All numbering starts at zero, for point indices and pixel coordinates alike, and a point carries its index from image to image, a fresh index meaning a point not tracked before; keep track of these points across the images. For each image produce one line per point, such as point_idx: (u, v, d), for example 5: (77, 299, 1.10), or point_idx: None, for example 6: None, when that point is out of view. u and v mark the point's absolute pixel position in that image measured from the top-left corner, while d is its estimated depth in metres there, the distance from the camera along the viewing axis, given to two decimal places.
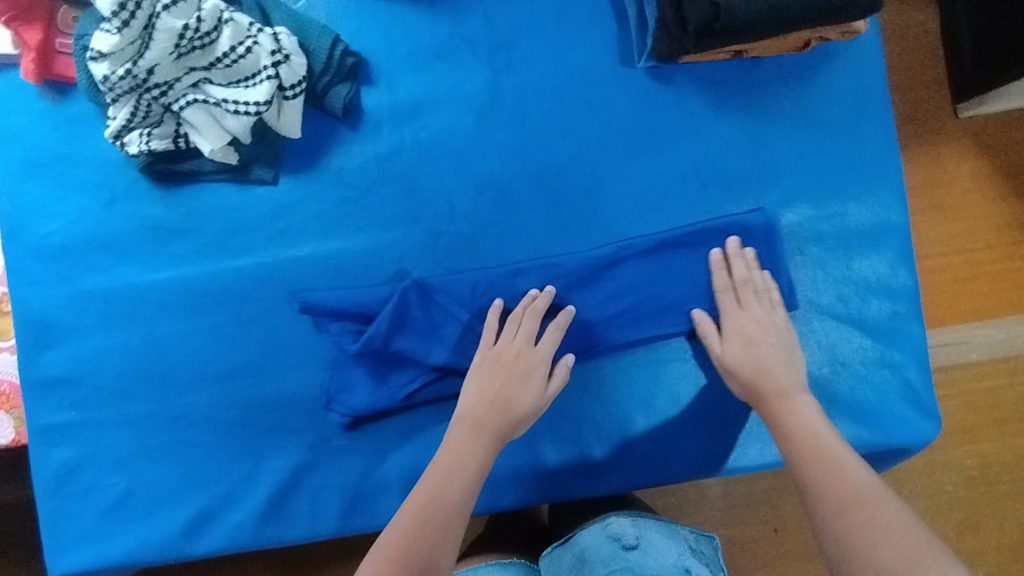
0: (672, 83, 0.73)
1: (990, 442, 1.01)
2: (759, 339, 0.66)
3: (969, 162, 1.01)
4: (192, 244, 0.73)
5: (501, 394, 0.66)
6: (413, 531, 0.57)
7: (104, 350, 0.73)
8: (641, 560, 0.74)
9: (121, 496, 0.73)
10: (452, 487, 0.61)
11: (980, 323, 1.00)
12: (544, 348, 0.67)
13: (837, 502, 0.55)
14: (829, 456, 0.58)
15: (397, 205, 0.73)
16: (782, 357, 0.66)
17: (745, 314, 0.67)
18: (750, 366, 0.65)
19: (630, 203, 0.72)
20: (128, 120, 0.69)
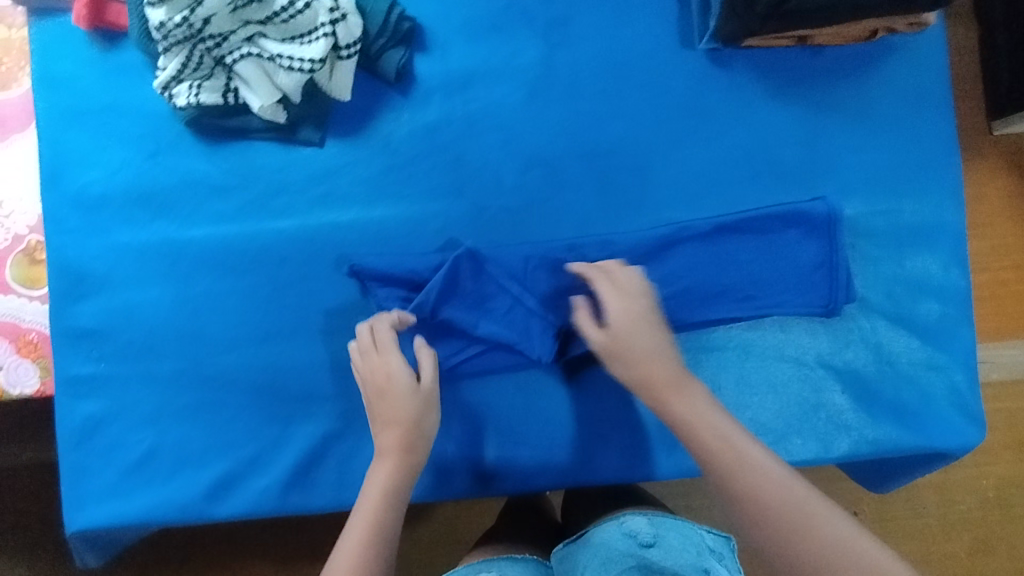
0: (731, 68, 0.72)
1: (1007, 463, 1.02)
2: (626, 322, 0.63)
3: (1002, 178, 1.01)
4: (233, 202, 0.72)
5: (390, 407, 0.64)
6: (359, 554, 0.56)
7: (138, 304, 0.72)
8: (659, 558, 0.70)
9: (145, 454, 0.71)
10: (391, 499, 0.60)
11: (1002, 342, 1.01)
12: (393, 348, 0.65)
13: (782, 530, 0.51)
14: (742, 467, 0.54)
15: (442, 175, 0.72)
16: (657, 338, 0.62)
17: (626, 300, 0.64)
18: (632, 348, 0.61)
19: (682, 187, 0.71)
20: (179, 71, 0.68)
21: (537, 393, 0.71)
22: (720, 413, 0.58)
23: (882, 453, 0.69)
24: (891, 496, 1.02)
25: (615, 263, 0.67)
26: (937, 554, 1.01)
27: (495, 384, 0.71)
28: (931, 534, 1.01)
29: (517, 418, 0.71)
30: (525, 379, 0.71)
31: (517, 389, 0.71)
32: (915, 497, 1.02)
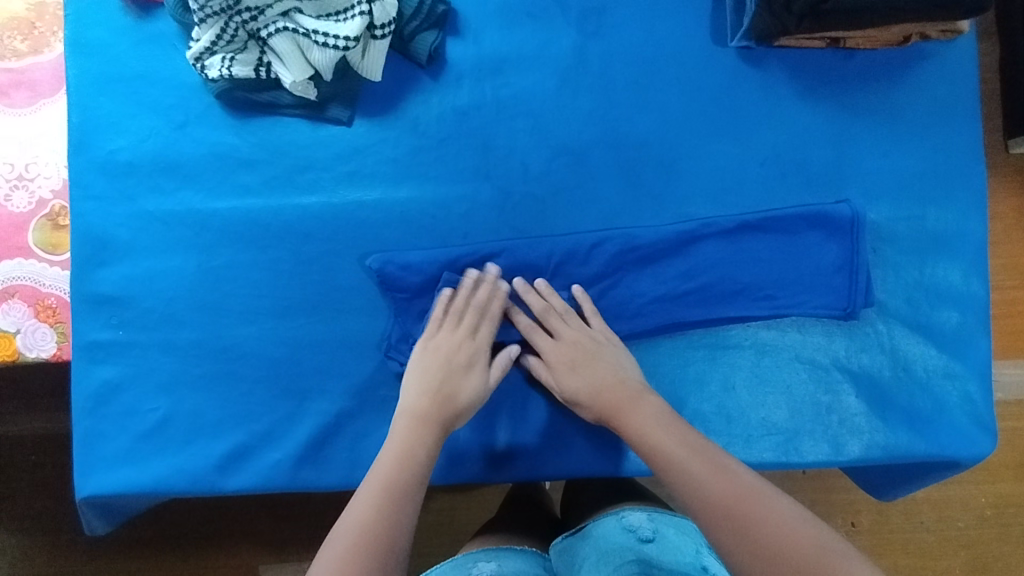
0: (762, 67, 0.72)
1: (1009, 483, 1.03)
2: (581, 357, 0.67)
3: (1014, 199, 1.05)
4: (259, 176, 0.73)
5: (446, 386, 0.66)
6: (371, 517, 0.56)
7: (159, 273, 0.72)
8: (657, 552, 0.71)
9: (160, 423, 0.71)
10: (417, 465, 0.60)
11: (1000, 361, 1.04)
12: (486, 338, 0.69)
13: (726, 513, 0.54)
14: (701, 461, 0.58)
15: (468, 160, 0.72)
16: (609, 365, 0.66)
17: (563, 338, 0.68)
18: (587, 382, 0.66)
19: (708, 183, 0.71)
20: (212, 43, 0.69)
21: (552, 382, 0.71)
22: (672, 419, 0.63)
23: (894, 459, 0.69)
24: (891, 510, 1.02)
25: (546, 286, 0.70)
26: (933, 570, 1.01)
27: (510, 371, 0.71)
28: (927, 551, 1.02)
29: (529, 405, 0.71)
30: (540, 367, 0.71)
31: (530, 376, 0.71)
32: (915, 510, 1.02)
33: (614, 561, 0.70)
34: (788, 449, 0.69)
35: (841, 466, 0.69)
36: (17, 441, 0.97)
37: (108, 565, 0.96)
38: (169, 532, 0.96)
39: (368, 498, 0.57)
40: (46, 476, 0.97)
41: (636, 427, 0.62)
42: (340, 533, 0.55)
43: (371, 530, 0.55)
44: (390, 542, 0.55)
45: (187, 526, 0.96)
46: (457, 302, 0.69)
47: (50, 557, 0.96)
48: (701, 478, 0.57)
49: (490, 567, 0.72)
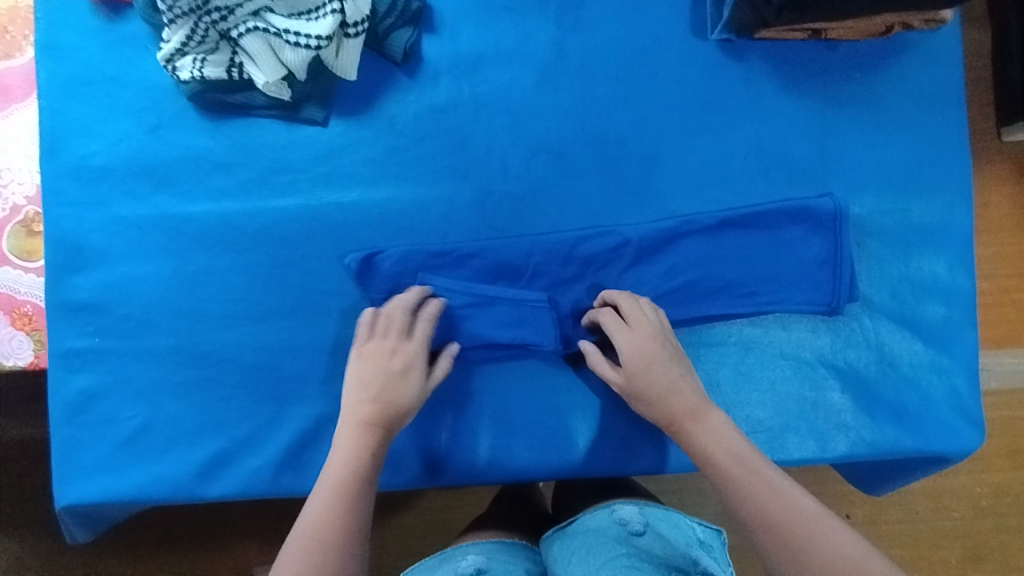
0: (743, 60, 0.71)
1: (1004, 473, 1.02)
2: (653, 361, 0.63)
3: (1007, 187, 1.04)
4: (234, 179, 0.71)
5: (385, 389, 0.63)
6: (321, 527, 0.56)
7: (135, 279, 0.71)
8: (648, 548, 0.70)
9: (139, 430, 0.70)
10: (364, 469, 0.60)
11: (994, 351, 1.03)
12: (417, 341, 0.65)
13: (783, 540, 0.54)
14: (757, 478, 0.57)
15: (447, 159, 0.71)
16: (678, 372, 0.63)
17: (639, 336, 0.64)
18: (660, 390, 0.62)
19: (689, 178, 0.70)
20: (183, 44, 0.68)
21: (537, 381, 0.70)
22: (733, 432, 0.61)
23: (882, 456, 0.68)
24: (885, 501, 1.02)
25: (624, 295, 0.67)
26: (927, 560, 1.01)
27: (493, 372, 0.70)
28: (923, 541, 1.01)
29: (512, 406, 0.70)
30: (525, 368, 0.70)
31: (513, 377, 0.70)
32: (910, 500, 1.02)
33: (603, 557, 0.69)
34: (775, 446, 0.68)
35: (828, 463, 0.68)
36: (3, 448, 0.96)
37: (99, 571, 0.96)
38: (160, 537, 0.96)
39: (320, 501, 0.58)
40: (31, 481, 0.96)
41: (697, 437, 0.61)
42: (292, 543, 0.56)
43: (319, 542, 0.55)
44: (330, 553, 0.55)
45: (179, 529, 0.96)
46: (387, 312, 0.66)
47: (38, 563, 0.96)
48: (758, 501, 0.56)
49: (477, 561, 0.71)
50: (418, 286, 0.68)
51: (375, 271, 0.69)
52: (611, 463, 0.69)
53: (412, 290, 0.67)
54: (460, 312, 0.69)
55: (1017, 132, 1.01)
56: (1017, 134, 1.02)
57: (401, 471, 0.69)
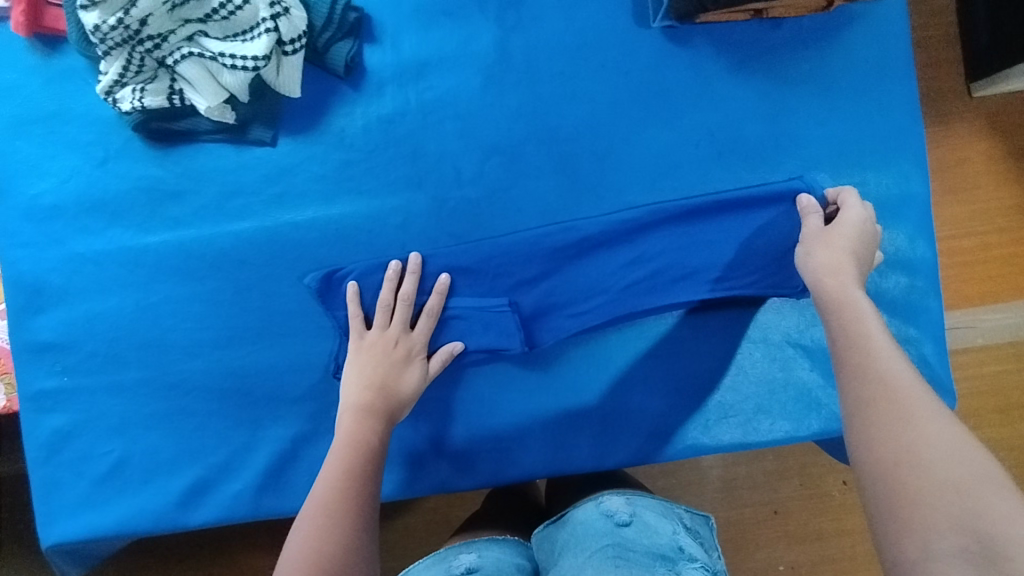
0: (688, 45, 0.70)
1: (996, 428, 1.03)
2: (854, 232, 0.59)
3: (982, 142, 1.04)
4: (187, 207, 0.71)
5: (387, 378, 0.64)
6: (328, 510, 0.55)
7: (98, 315, 0.71)
8: (633, 536, 0.69)
9: (117, 464, 0.71)
10: (371, 450, 0.60)
11: (986, 306, 1.03)
12: (421, 330, 0.67)
13: (883, 414, 0.45)
14: (868, 360, 0.49)
15: (398, 169, 0.70)
16: (852, 249, 0.58)
17: (858, 213, 0.61)
18: (842, 250, 0.58)
19: (644, 169, 0.70)
20: (120, 75, 0.66)
21: (508, 385, 0.70)
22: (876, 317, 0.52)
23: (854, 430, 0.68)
24: None
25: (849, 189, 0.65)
26: None
27: (465, 380, 0.70)
28: None
29: (486, 411, 0.70)
30: (495, 372, 0.70)
31: (483, 382, 0.70)
32: None
33: (590, 546, 0.69)
34: (748, 427, 0.69)
35: (801, 440, 0.69)
36: None
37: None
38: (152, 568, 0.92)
39: (329, 483, 0.57)
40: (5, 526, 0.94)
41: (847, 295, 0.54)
42: (303, 520, 0.55)
43: (332, 514, 0.55)
44: (352, 519, 0.55)
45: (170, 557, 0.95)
46: (387, 298, 0.67)
47: None
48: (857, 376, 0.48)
49: (470, 560, 0.72)
50: (351, 283, 0.68)
51: (335, 290, 0.69)
52: (588, 459, 0.69)
53: (347, 287, 0.68)
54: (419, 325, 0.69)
55: (986, 88, 1.02)
56: (987, 90, 1.02)
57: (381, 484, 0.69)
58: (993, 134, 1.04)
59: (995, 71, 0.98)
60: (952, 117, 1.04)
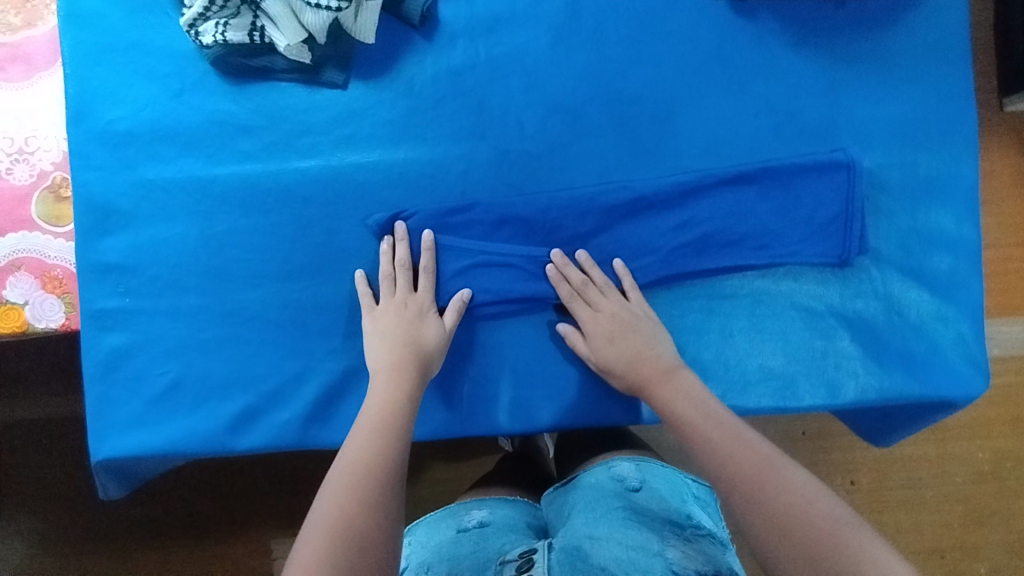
0: (753, 18, 0.72)
1: (1006, 438, 1.06)
2: (618, 331, 0.68)
3: (1010, 157, 1.08)
4: (257, 142, 0.73)
5: (408, 335, 0.68)
6: (358, 465, 0.57)
7: (163, 240, 0.73)
8: (644, 501, 0.72)
9: (171, 386, 0.73)
10: (401, 408, 0.63)
11: (1004, 319, 1.07)
12: (427, 288, 0.70)
13: (741, 490, 0.54)
14: (724, 439, 0.59)
15: (463, 120, 0.73)
16: (647, 334, 0.68)
17: (600, 313, 0.69)
18: (628, 358, 0.67)
19: (702, 135, 0.72)
20: (205, 9, 0.69)
21: (555, 335, 0.72)
22: (704, 395, 0.63)
23: (890, 402, 0.70)
24: (887, 468, 1.05)
25: (586, 258, 0.70)
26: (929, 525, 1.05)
27: (515, 329, 0.72)
28: (924, 504, 1.05)
29: (532, 359, 0.72)
30: (543, 322, 0.72)
31: (532, 331, 0.72)
32: (913, 467, 1.05)
33: (602, 507, 0.71)
34: (787, 393, 0.71)
35: (838, 409, 0.71)
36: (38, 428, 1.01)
37: (124, 534, 1.01)
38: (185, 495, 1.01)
39: (358, 441, 0.59)
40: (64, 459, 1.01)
41: (664, 394, 0.64)
42: (333, 479, 0.56)
43: (360, 467, 0.57)
44: (382, 474, 0.57)
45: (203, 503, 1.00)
46: (387, 269, 0.70)
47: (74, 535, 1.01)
48: (719, 462, 0.57)
49: (482, 515, 0.74)
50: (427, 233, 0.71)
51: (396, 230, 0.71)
52: (626, 413, 0.72)
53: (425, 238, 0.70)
54: (471, 271, 0.71)
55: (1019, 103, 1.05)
56: (1017, 104, 1.06)
57: (425, 422, 0.71)
58: (1020, 148, 1.07)
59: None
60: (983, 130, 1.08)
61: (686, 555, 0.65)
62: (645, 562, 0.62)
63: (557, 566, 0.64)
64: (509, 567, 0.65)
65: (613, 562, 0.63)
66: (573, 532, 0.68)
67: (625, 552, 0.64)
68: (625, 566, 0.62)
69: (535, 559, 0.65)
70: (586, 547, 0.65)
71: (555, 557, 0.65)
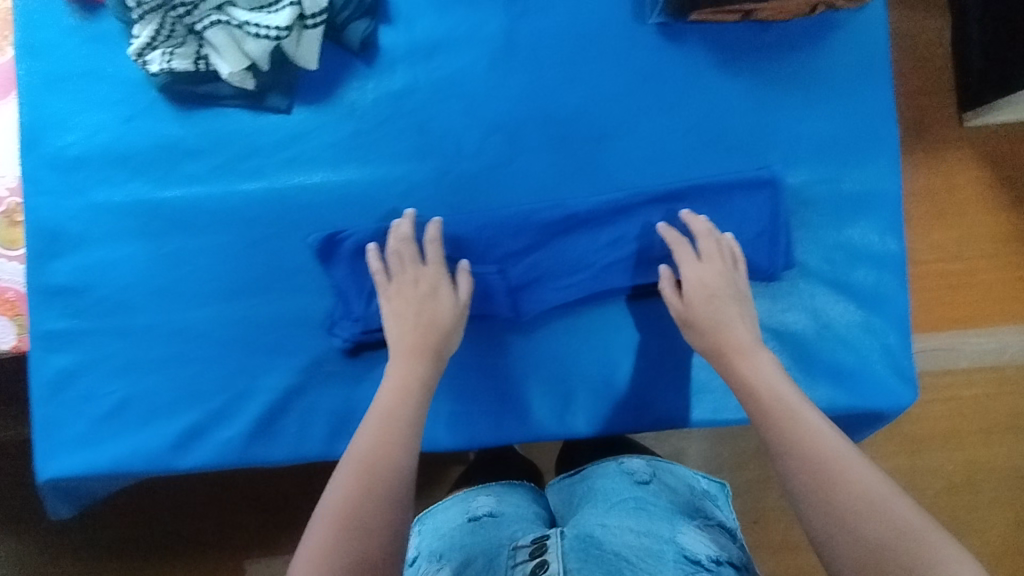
0: (681, 42, 0.75)
1: (977, 449, 1.07)
2: (715, 296, 0.68)
3: (969, 171, 1.08)
4: (203, 166, 0.75)
5: (425, 311, 0.69)
6: (377, 445, 0.59)
7: (112, 262, 0.75)
8: (654, 493, 0.71)
9: (119, 404, 0.74)
10: (414, 397, 0.64)
11: (966, 331, 1.06)
12: (434, 261, 0.71)
13: (813, 473, 0.54)
14: (797, 419, 0.58)
15: (405, 141, 0.75)
16: (737, 311, 0.68)
17: (707, 267, 0.69)
18: (710, 321, 0.67)
19: (634, 155, 0.74)
20: (152, 38, 0.71)
21: (491, 350, 0.74)
22: (779, 374, 0.63)
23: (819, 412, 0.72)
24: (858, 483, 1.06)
25: (690, 215, 0.72)
26: None
27: (453, 345, 0.74)
28: None
29: (469, 374, 0.74)
30: (481, 337, 0.74)
31: (471, 347, 0.74)
32: None
33: (612, 499, 0.70)
34: (719, 405, 0.73)
35: None
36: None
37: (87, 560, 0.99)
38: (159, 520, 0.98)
39: (370, 426, 0.61)
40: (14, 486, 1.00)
41: (743, 367, 0.64)
42: (354, 454, 0.58)
43: (384, 451, 0.58)
44: (397, 460, 0.58)
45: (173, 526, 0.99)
46: (394, 245, 0.71)
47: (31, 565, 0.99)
48: (792, 440, 0.56)
49: (489, 503, 0.74)
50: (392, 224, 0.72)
51: (337, 249, 0.74)
52: (563, 427, 0.73)
53: (369, 249, 0.71)
54: None
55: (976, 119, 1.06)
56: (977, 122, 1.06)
57: None
58: (980, 164, 1.07)
59: (979, 102, 1.03)
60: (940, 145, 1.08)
61: (698, 542, 0.65)
62: (658, 549, 0.62)
63: (570, 553, 0.63)
64: (522, 553, 0.66)
65: (626, 547, 0.63)
66: (585, 521, 0.68)
67: (638, 539, 0.63)
68: (638, 553, 0.62)
69: (548, 545, 0.65)
70: (598, 534, 0.65)
71: (569, 543, 0.65)
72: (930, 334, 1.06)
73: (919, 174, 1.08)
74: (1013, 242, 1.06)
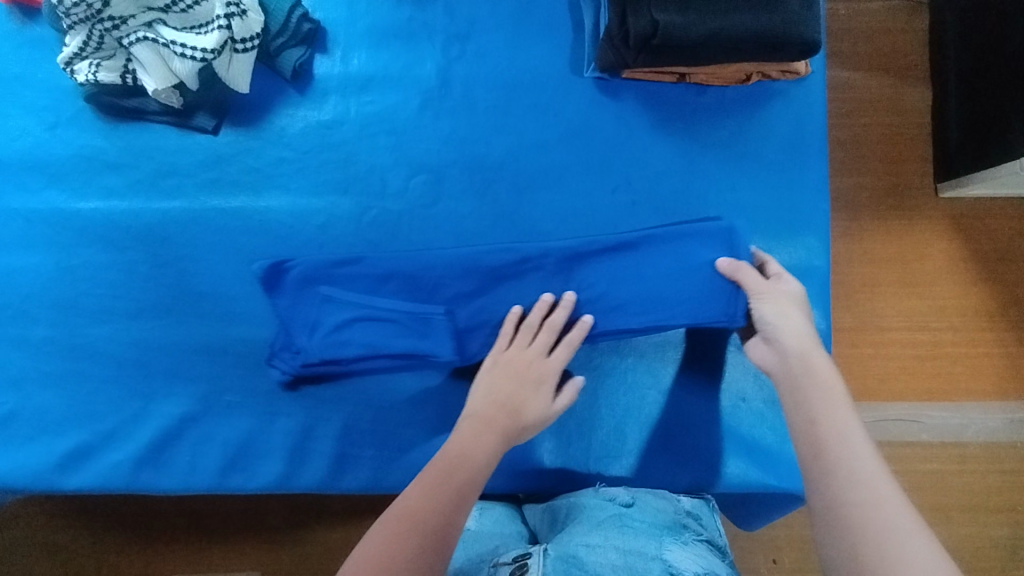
0: (616, 97, 0.74)
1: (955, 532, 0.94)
2: (789, 305, 0.63)
3: (942, 239, 0.98)
4: (123, 179, 0.74)
5: (517, 398, 0.63)
6: (419, 512, 0.51)
7: (19, 270, 0.73)
8: (642, 512, 0.64)
9: (6, 417, 0.71)
10: (478, 462, 0.57)
11: (934, 404, 0.96)
12: (558, 360, 0.65)
13: (851, 514, 0.46)
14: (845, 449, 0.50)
15: (330, 173, 0.74)
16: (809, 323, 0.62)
17: (794, 288, 0.64)
18: (771, 316, 0.62)
19: (559, 207, 0.73)
20: (80, 49, 0.69)
21: (396, 397, 0.71)
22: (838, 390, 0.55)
23: (733, 489, 0.70)
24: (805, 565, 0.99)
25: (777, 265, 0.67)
26: None
27: (356, 387, 0.72)
28: None
29: (371, 418, 0.71)
30: (388, 380, 0.71)
31: (375, 389, 0.71)
32: None
33: (594, 516, 0.64)
34: (628, 471, 0.70)
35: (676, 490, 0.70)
36: None
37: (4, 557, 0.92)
38: (79, 533, 0.92)
39: (419, 489, 0.54)
40: None
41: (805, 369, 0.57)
42: (388, 521, 0.51)
43: (420, 514, 0.51)
44: (428, 528, 0.50)
45: (100, 527, 0.92)
46: (535, 319, 0.67)
47: None
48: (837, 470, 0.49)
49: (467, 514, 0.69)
50: (518, 308, 0.68)
51: (283, 278, 0.70)
52: None
53: (511, 312, 0.68)
54: (329, 322, 0.69)
55: (950, 189, 0.97)
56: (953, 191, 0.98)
57: (261, 472, 0.71)
58: (953, 232, 0.98)
59: (966, 172, 0.93)
60: (911, 212, 0.98)
61: (687, 559, 0.60)
62: (641, 567, 0.58)
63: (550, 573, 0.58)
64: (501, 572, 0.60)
65: (609, 568, 0.57)
66: (567, 539, 0.62)
67: (620, 558, 0.59)
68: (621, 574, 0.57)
69: (529, 565, 0.59)
70: (581, 554, 0.59)
71: (550, 565, 0.59)
72: (894, 401, 0.96)
73: (888, 241, 0.98)
74: (986, 318, 0.97)
